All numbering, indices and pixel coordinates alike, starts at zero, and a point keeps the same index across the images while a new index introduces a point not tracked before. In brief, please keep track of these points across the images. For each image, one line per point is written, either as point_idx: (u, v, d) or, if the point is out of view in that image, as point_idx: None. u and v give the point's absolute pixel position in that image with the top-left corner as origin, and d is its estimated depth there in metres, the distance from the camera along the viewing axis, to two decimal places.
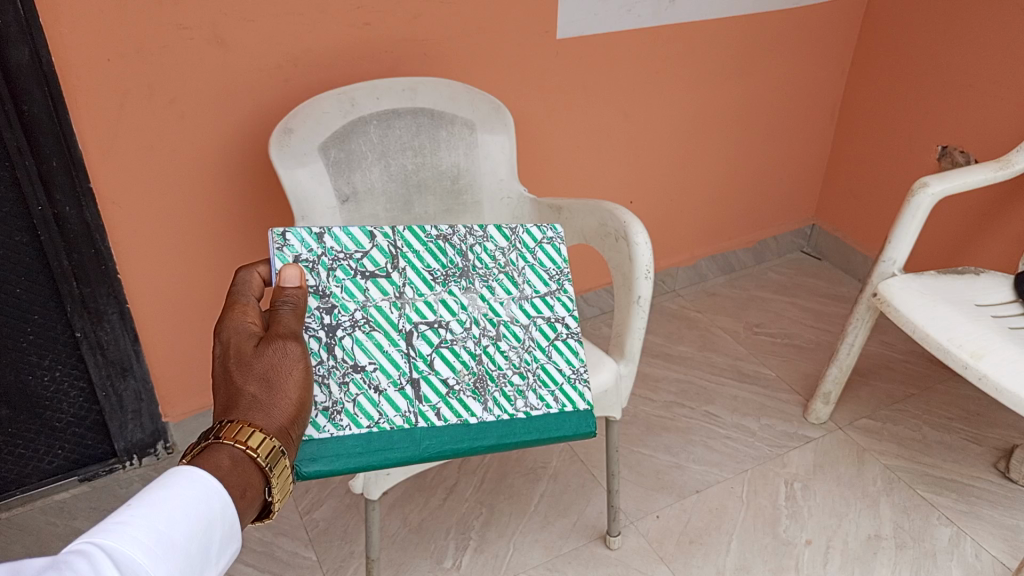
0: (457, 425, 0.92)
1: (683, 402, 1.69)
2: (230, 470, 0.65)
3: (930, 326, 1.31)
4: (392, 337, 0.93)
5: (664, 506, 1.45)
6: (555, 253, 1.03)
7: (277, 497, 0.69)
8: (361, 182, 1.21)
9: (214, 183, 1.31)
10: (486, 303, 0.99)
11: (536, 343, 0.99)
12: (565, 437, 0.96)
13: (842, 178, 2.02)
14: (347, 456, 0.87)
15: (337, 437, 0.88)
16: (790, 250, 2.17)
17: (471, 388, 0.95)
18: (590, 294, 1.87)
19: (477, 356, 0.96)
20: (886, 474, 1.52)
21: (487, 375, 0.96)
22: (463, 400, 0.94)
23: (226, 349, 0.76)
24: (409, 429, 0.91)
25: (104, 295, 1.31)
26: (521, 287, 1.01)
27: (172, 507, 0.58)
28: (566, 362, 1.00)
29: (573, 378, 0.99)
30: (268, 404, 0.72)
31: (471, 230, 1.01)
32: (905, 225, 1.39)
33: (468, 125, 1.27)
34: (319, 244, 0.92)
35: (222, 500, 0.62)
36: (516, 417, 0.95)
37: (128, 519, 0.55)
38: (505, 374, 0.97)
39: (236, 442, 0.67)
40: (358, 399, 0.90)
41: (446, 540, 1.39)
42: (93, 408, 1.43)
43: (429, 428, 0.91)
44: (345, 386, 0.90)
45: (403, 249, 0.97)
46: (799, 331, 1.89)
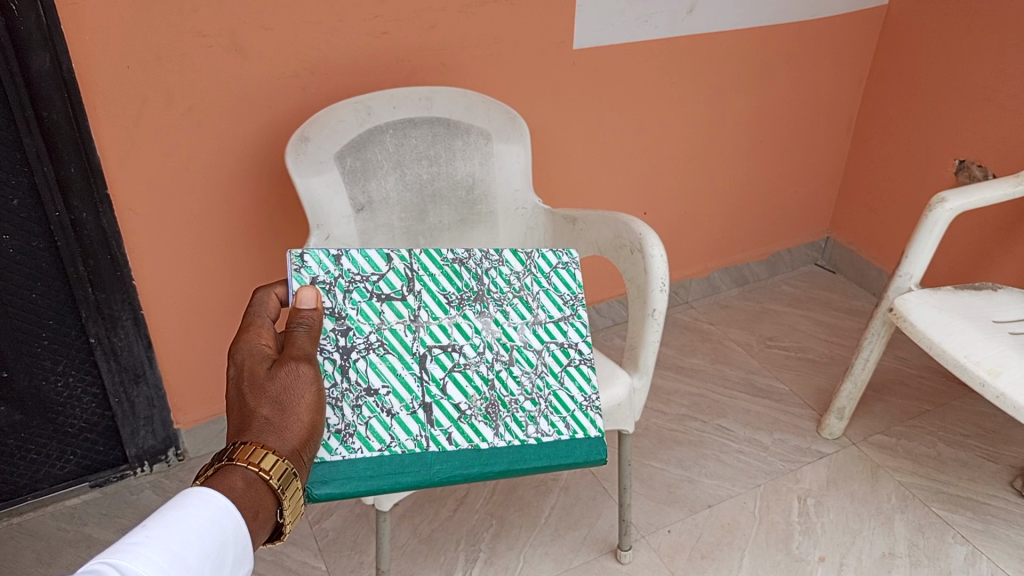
0: (467, 450, 0.92)
1: (695, 415, 1.68)
2: (243, 491, 0.65)
3: (946, 341, 1.30)
4: (405, 360, 0.93)
5: (676, 520, 1.44)
6: (569, 278, 1.03)
7: (288, 519, 0.69)
8: (377, 192, 1.21)
9: (230, 190, 1.31)
10: (499, 328, 0.98)
11: (549, 369, 0.99)
12: (575, 465, 0.96)
13: (858, 192, 2.01)
14: (357, 479, 0.87)
15: (348, 460, 0.87)
16: (803, 263, 2.15)
17: (483, 413, 0.94)
18: (602, 304, 1.86)
19: (489, 381, 0.96)
20: (900, 491, 1.50)
21: (499, 400, 0.95)
22: (474, 425, 0.93)
23: (240, 371, 0.76)
24: (420, 453, 0.90)
25: (119, 300, 1.32)
26: (535, 311, 1.01)
27: (184, 527, 0.58)
28: (578, 389, 0.99)
29: (585, 405, 0.98)
30: (280, 426, 0.72)
31: (487, 254, 1.01)
32: (922, 240, 1.38)
33: (483, 134, 1.27)
34: (336, 266, 0.93)
35: (235, 520, 0.62)
36: (527, 443, 0.94)
37: (143, 540, 0.55)
38: (516, 401, 0.96)
39: (253, 466, 0.66)
40: (371, 421, 0.90)
41: (456, 552, 1.38)
42: (106, 414, 1.44)
43: (439, 452, 0.91)
44: (358, 408, 0.89)
45: (419, 272, 0.97)
46: (813, 345, 1.87)
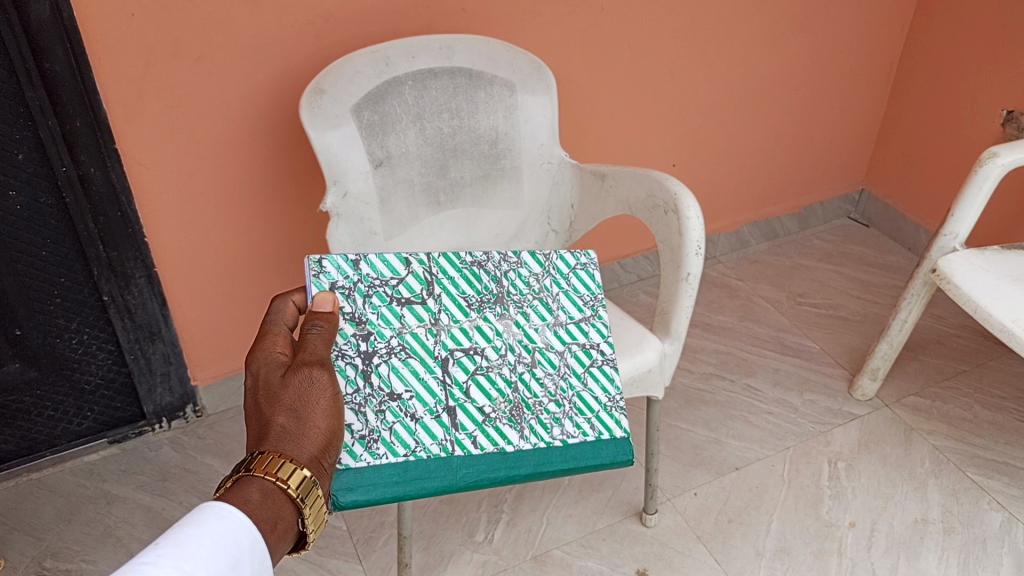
0: (493, 454, 0.87)
1: (722, 374, 1.63)
2: (260, 503, 0.63)
3: (992, 305, 1.24)
4: (427, 364, 0.89)
5: (702, 483, 1.41)
6: (588, 278, 0.99)
7: (311, 528, 0.67)
8: (396, 146, 1.15)
9: (244, 144, 1.26)
10: (521, 330, 0.94)
11: (572, 370, 0.94)
12: (602, 467, 0.90)
13: (897, 141, 1.91)
14: (384, 486, 0.82)
15: (373, 466, 0.83)
16: (837, 215, 2.07)
17: (508, 416, 0.89)
18: (628, 259, 1.80)
19: (512, 384, 0.91)
20: (934, 454, 1.46)
21: (523, 403, 0.90)
22: (498, 428, 0.88)
23: (256, 382, 0.74)
24: (445, 458, 0.85)
25: (131, 258, 1.28)
26: (555, 313, 0.96)
27: (196, 545, 0.54)
28: (602, 390, 0.93)
29: (609, 406, 0.93)
30: (297, 434, 0.70)
31: (505, 256, 0.97)
32: (971, 198, 1.31)
33: (507, 85, 1.20)
34: (355, 270, 0.89)
35: (250, 537, 0.59)
36: (553, 445, 0.89)
37: (154, 559, 0.52)
38: (540, 402, 0.91)
39: (275, 479, 0.65)
40: (395, 426, 0.85)
41: (478, 513, 1.36)
42: (122, 371, 1.42)
43: (465, 456, 0.86)
44: (382, 413, 0.86)
45: (438, 275, 0.93)
46: (846, 302, 1.81)
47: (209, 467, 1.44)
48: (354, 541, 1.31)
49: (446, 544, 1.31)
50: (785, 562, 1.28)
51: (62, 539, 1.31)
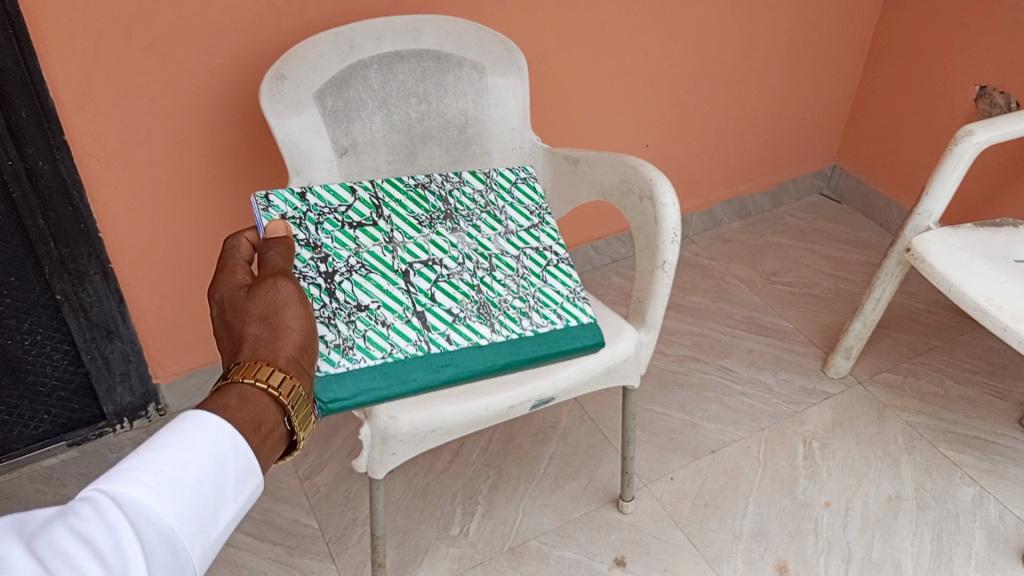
0: (468, 348, 0.89)
1: (697, 355, 1.63)
2: (242, 406, 0.64)
3: (968, 284, 1.24)
4: (390, 277, 0.91)
5: (678, 467, 1.41)
6: (528, 190, 1.03)
7: (298, 428, 0.69)
8: (361, 133, 1.11)
9: (202, 132, 1.20)
10: (475, 241, 0.97)
11: (530, 270, 0.97)
12: (576, 350, 0.94)
13: (869, 117, 1.91)
14: (366, 387, 0.84)
15: (353, 371, 0.84)
16: (809, 193, 2.07)
17: (476, 313, 0.92)
18: (600, 241, 1.78)
19: (475, 287, 0.94)
20: (907, 431, 1.47)
21: (489, 301, 0.93)
22: (470, 326, 0.91)
23: (223, 305, 0.76)
24: (422, 356, 0.87)
25: (85, 254, 1.22)
26: (504, 223, 1.00)
27: (167, 460, 0.55)
28: (562, 284, 0.97)
29: (572, 296, 0.97)
30: (272, 339, 0.71)
31: (447, 176, 1.01)
32: (946, 176, 1.31)
33: (477, 68, 1.16)
34: (303, 202, 0.91)
35: (234, 440, 0.60)
36: (524, 335, 0.92)
37: (136, 465, 0.54)
38: (506, 300, 0.94)
39: (257, 380, 0.66)
40: (367, 333, 0.87)
41: (453, 506, 1.34)
42: (79, 371, 1.36)
43: (442, 353, 0.88)
44: (353, 321, 0.87)
45: (385, 199, 0.96)
46: (817, 280, 1.81)
47: None
48: (327, 540, 1.28)
49: (422, 538, 1.29)
50: (763, 545, 1.28)
51: None
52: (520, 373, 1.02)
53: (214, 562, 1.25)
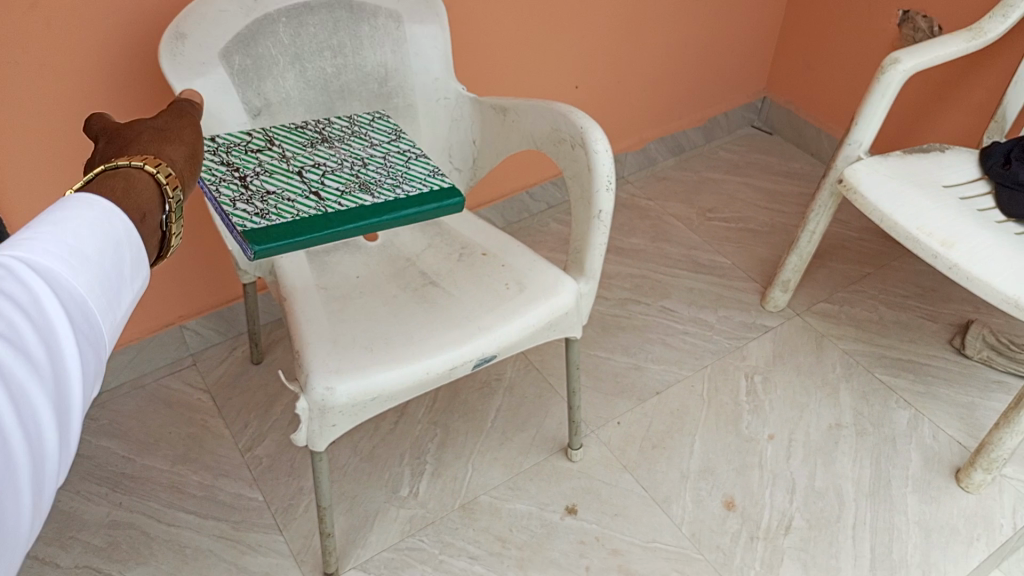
0: (356, 207, 0.86)
1: (637, 297, 1.62)
2: (124, 189, 0.63)
3: (899, 213, 1.24)
4: (287, 176, 0.91)
5: (624, 411, 1.41)
6: (387, 124, 1.05)
7: (174, 228, 0.67)
8: (274, 92, 1.06)
9: (95, 95, 1.13)
10: (348, 152, 0.97)
11: (402, 160, 0.96)
12: (444, 209, 0.88)
13: (797, 47, 1.89)
14: (284, 232, 0.81)
15: (271, 226, 0.82)
16: (740, 125, 2.05)
17: (358, 188, 0.90)
18: (535, 188, 1.75)
19: (354, 176, 0.92)
20: (844, 359, 1.49)
21: (368, 182, 0.91)
22: (354, 196, 0.88)
23: (103, 128, 0.75)
24: (321, 215, 0.84)
25: None
26: (372, 140, 1.00)
27: (76, 223, 0.55)
28: (425, 167, 0.94)
29: (433, 172, 0.94)
30: (158, 146, 0.71)
31: (322, 121, 1.04)
32: (875, 104, 1.30)
33: (393, 16, 1.10)
34: (211, 143, 0.97)
35: (123, 222, 0.58)
36: (402, 198, 0.88)
37: (31, 232, 0.53)
38: (380, 181, 0.91)
39: (146, 165, 0.65)
40: (276, 206, 0.85)
41: (401, 467, 1.32)
42: None
43: (335, 211, 0.85)
44: (265, 199, 0.86)
45: (275, 137, 1.00)
46: (753, 214, 1.81)
47: (107, 450, 1.34)
48: (274, 511, 1.26)
49: (371, 502, 1.27)
50: (710, 482, 1.30)
51: None
52: (457, 334, 0.98)
53: (158, 542, 1.21)
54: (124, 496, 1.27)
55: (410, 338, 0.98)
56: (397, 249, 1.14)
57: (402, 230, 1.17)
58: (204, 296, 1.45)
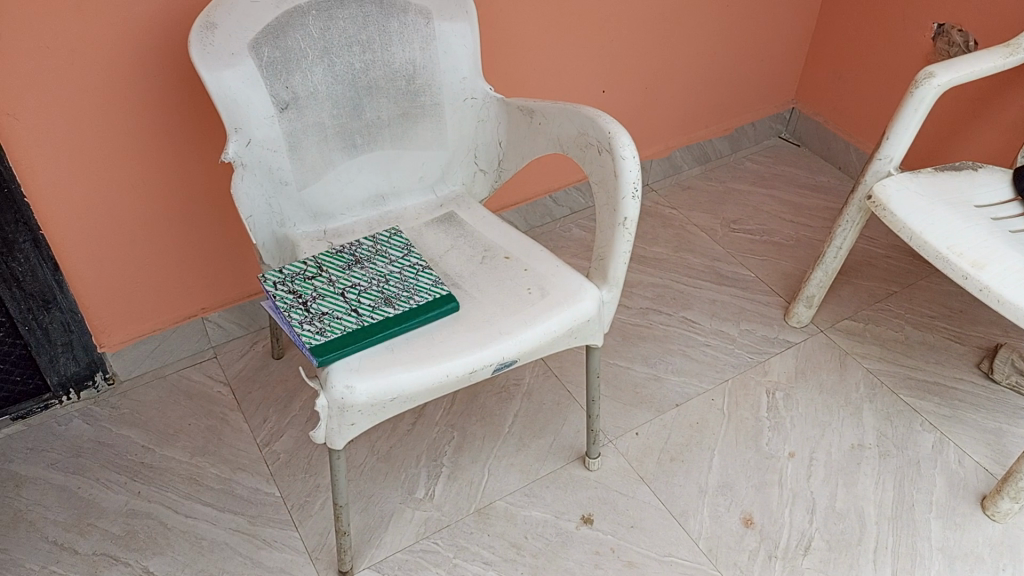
0: (385, 318, 0.96)
1: (659, 307, 1.60)
2: None
3: (929, 231, 1.22)
4: (327, 291, 0.99)
5: (644, 422, 1.39)
6: (396, 236, 1.09)
7: None
8: (302, 86, 1.05)
9: (125, 84, 1.14)
10: (365, 257, 1.05)
11: (413, 270, 1.04)
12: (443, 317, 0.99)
13: (827, 58, 1.87)
14: (341, 345, 0.92)
15: (330, 339, 0.93)
16: (767, 137, 2.03)
17: (385, 299, 0.99)
18: (559, 193, 1.74)
19: (378, 289, 1.00)
20: (869, 379, 1.47)
21: (390, 295, 0.99)
22: (380, 308, 0.98)
23: None
24: (362, 331, 0.94)
25: (11, 222, 1.16)
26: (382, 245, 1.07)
27: None
28: (429, 279, 1.02)
29: (435, 284, 1.02)
30: None
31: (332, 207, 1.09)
32: (907, 119, 1.28)
33: (423, 13, 1.09)
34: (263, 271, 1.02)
35: None
36: (418, 305, 0.98)
37: None
38: (398, 296, 0.99)
39: None
40: (328, 318, 0.95)
41: (417, 469, 1.32)
42: (17, 343, 1.29)
43: (372, 322, 0.96)
44: (319, 317, 0.95)
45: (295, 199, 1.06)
46: (778, 227, 1.79)
47: (126, 438, 1.35)
48: (289, 507, 1.25)
49: (386, 503, 1.27)
50: (729, 498, 1.28)
51: None
52: (478, 332, 0.98)
53: (173, 533, 1.22)
54: (141, 486, 1.28)
55: (431, 340, 0.97)
56: (420, 249, 1.13)
57: (426, 231, 1.17)
58: (224, 288, 1.45)
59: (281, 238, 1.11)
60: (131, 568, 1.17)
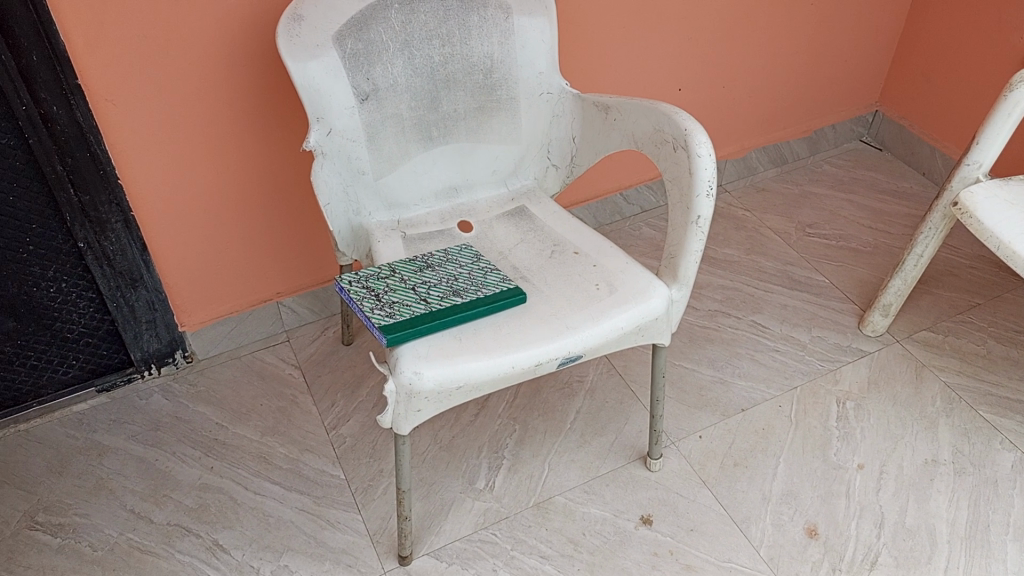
0: (453, 306, 0.97)
1: (728, 310, 1.58)
2: None
3: (1019, 242, 1.17)
4: (398, 283, 1.01)
5: (708, 426, 1.38)
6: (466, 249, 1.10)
7: None
8: (382, 78, 1.08)
9: (214, 73, 1.19)
10: (437, 259, 1.06)
11: (482, 269, 1.05)
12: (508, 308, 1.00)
13: (914, 60, 1.81)
14: (408, 327, 0.94)
15: (399, 322, 0.94)
16: (847, 140, 1.98)
17: (454, 291, 1.00)
18: (630, 191, 1.73)
19: (449, 284, 1.02)
20: (946, 393, 1.42)
21: (459, 288, 1.01)
22: (448, 298, 0.99)
23: None
24: (430, 316, 0.96)
25: (105, 202, 1.22)
26: (453, 251, 1.09)
27: None
28: (498, 277, 1.03)
29: (503, 280, 1.03)
30: None
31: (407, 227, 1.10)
32: (999, 124, 1.23)
33: (502, 8, 1.11)
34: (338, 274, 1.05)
35: None
36: (485, 296, 0.99)
37: None
38: (467, 289, 1.01)
39: None
40: (398, 305, 0.97)
41: (479, 460, 1.33)
42: (106, 318, 1.36)
43: (441, 308, 0.97)
44: (389, 303, 0.97)
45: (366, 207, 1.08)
46: (855, 233, 1.74)
47: (201, 415, 1.40)
48: (353, 490, 1.28)
49: (447, 492, 1.29)
50: (794, 507, 1.26)
51: (53, 492, 1.28)
52: (546, 326, 0.98)
53: (243, 509, 1.26)
54: (215, 461, 1.33)
55: (498, 330, 0.98)
56: (490, 242, 1.14)
57: (496, 224, 1.18)
58: (298, 274, 1.49)
59: (356, 228, 1.13)
60: (202, 539, 1.22)
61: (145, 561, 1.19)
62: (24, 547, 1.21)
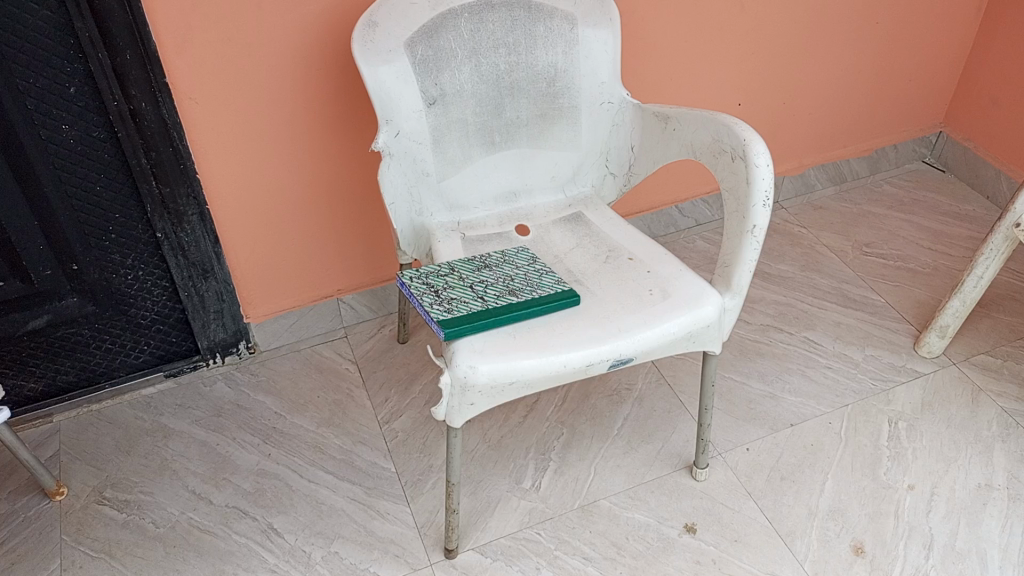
0: (509, 304, 1.00)
1: (780, 326, 1.58)
2: None
3: None
4: (458, 281, 1.05)
5: (756, 439, 1.38)
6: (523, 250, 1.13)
7: None
8: (450, 84, 1.12)
9: (291, 76, 1.25)
10: (494, 260, 1.10)
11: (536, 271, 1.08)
12: (560, 309, 1.03)
13: (980, 81, 1.79)
14: (466, 321, 0.97)
15: (457, 315, 0.98)
16: (910, 161, 1.96)
17: (510, 291, 1.03)
18: (686, 204, 1.74)
19: (505, 284, 1.05)
20: (1003, 418, 1.39)
21: (515, 288, 1.04)
22: (505, 297, 1.02)
23: None
24: (487, 312, 0.99)
25: (183, 195, 1.29)
26: (509, 253, 1.12)
27: None
28: (552, 280, 1.06)
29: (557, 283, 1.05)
30: None
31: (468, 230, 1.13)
32: None
33: (569, 19, 1.14)
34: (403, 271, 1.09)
35: None
36: (539, 296, 1.02)
37: None
38: (522, 289, 1.04)
39: None
40: (457, 301, 1.00)
41: (526, 460, 1.36)
42: (176, 307, 1.43)
43: (497, 306, 1.00)
44: (449, 299, 1.01)
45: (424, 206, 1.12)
46: (914, 254, 1.72)
47: (261, 404, 1.46)
48: (403, 483, 1.32)
49: (494, 489, 1.31)
50: (840, 523, 1.25)
51: (121, 469, 1.35)
52: (599, 328, 1.01)
53: (297, 495, 1.31)
54: (272, 449, 1.38)
55: (551, 329, 1.01)
56: (546, 246, 1.17)
57: (553, 229, 1.21)
58: (361, 271, 1.54)
59: (418, 228, 1.18)
60: (258, 522, 1.27)
61: (203, 540, 1.24)
62: (91, 520, 1.27)
